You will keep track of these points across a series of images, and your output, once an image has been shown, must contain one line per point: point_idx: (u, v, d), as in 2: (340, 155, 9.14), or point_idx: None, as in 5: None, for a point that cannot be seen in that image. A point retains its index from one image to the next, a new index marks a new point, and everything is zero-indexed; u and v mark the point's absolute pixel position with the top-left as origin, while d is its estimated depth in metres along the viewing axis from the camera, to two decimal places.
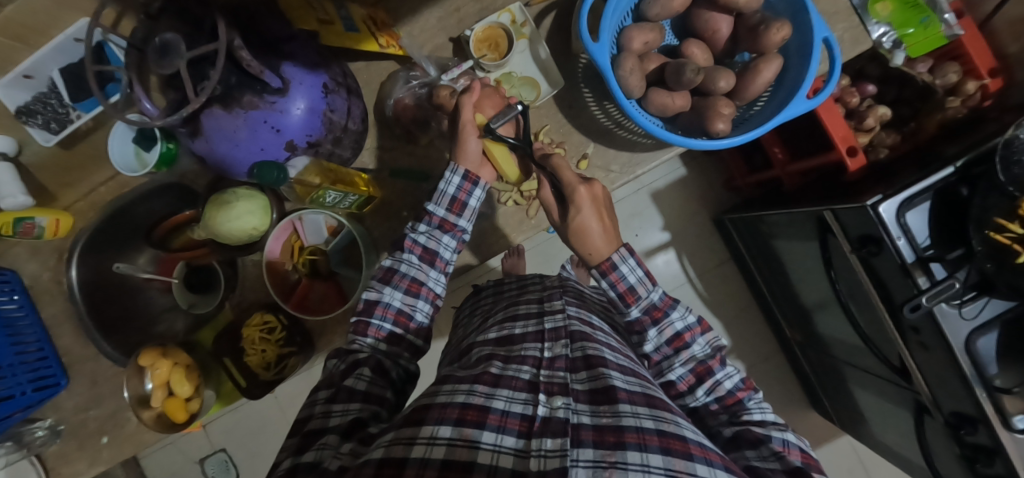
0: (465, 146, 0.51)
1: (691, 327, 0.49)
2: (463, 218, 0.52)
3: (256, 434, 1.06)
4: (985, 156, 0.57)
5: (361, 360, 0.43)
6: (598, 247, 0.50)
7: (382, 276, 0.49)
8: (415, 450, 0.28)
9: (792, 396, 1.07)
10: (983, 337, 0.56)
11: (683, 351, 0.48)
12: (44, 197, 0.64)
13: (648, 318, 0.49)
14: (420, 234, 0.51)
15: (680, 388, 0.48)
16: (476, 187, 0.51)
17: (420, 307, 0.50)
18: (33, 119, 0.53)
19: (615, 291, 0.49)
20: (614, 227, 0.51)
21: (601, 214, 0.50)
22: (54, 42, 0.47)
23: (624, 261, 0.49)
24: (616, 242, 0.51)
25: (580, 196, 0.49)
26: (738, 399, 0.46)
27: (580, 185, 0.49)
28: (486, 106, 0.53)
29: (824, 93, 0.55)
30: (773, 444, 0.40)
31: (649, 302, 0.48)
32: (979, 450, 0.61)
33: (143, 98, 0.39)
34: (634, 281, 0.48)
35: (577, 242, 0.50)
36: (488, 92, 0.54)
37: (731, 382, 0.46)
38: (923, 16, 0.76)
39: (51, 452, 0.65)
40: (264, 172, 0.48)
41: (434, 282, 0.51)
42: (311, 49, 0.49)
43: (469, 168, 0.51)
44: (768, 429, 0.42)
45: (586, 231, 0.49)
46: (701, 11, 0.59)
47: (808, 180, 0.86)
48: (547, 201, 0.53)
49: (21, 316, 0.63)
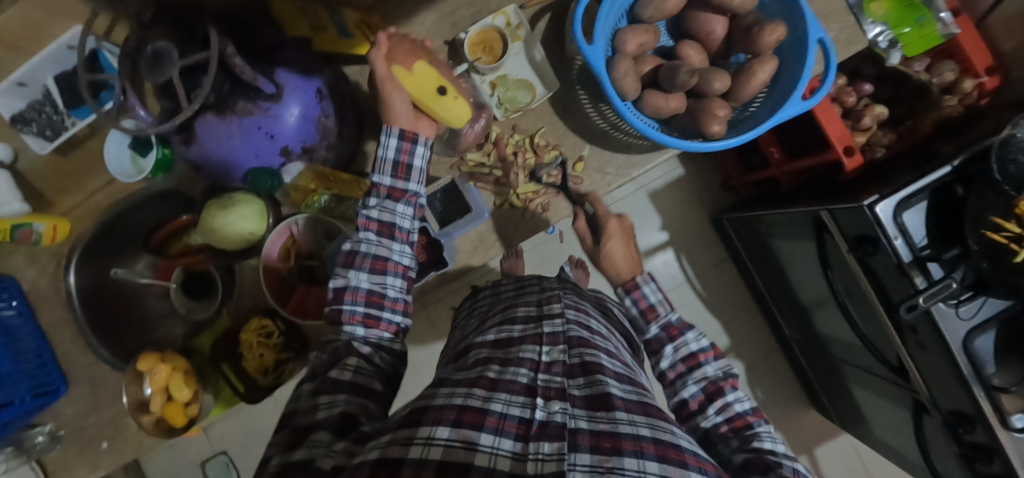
0: (391, 105, 0.50)
1: (704, 350, 0.50)
2: (412, 181, 0.52)
3: (256, 436, 1.06)
4: (982, 155, 0.57)
5: (340, 350, 0.44)
6: (623, 269, 0.59)
7: (344, 261, 0.49)
8: (413, 451, 0.28)
9: (791, 395, 1.07)
10: (981, 336, 0.56)
11: (696, 370, 0.49)
12: (41, 203, 0.65)
13: (665, 335, 0.52)
14: (372, 209, 0.50)
15: (691, 408, 0.48)
16: (416, 146, 0.51)
17: (391, 283, 0.49)
18: (27, 126, 0.53)
19: (637, 308, 0.55)
20: (637, 255, 0.62)
21: (626, 242, 0.62)
22: (48, 50, 0.47)
23: (646, 283, 0.56)
24: (638, 267, 0.60)
25: (612, 227, 0.63)
26: (747, 422, 0.45)
27: (612, 219, 0.63)
28: (399, 56, 0.51)
29: (820, 94, 0.55)
30: (782, 470, 0.38)
31: (667, 320, 0.53)
32: (977, 449, 0.61)
33: (137, 106, 0.39)
34: (654, 301, 0.55)
35: (605, 265, 0.60)
36: (400, 43, 0.52)
37: (741, 406, 0.46)
38: (918, 16, 0.77)
39: (51, 458, 0.65)
40: (258, 179, 0.50)
41: (399, 255, 0.51)
42: (303, 55, 0.49)
43: (402, 126, 0.51)
44: (779, 456, 0.40)
45: (613, 256, 0.60)
46: (695, 13, 0.59)
47: (802, 180, 0.86)
48: (581, 231, 0.65)
49: (19, 323, 0.64)
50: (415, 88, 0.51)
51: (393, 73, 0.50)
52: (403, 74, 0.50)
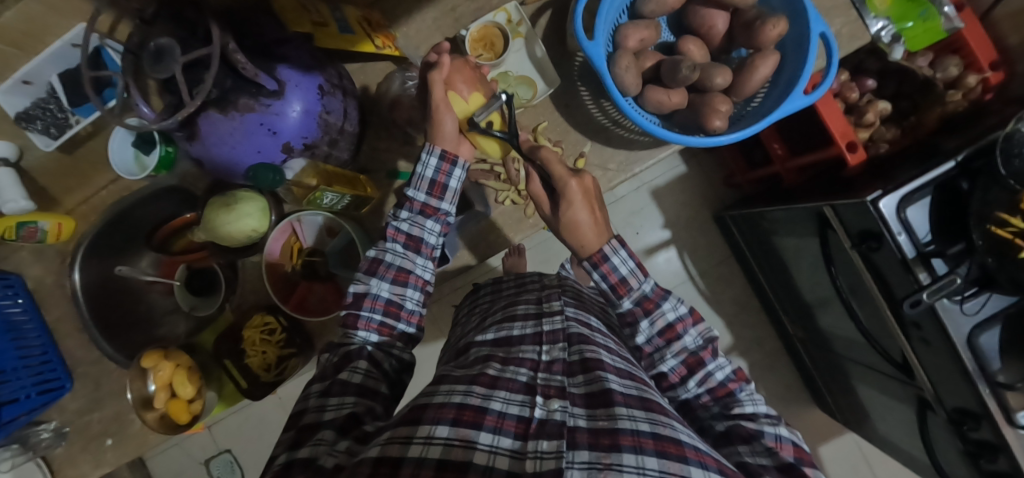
0: (441, 126, 0.49)
1: (683, 318, 0.48)
2: (445, 201, 0.51)
3: (259, 434, 1.07)
4: (986, 150, 0.57)
5: (353, 352, 0.44)
6: (588, 240, 0.51)
7: (367, 267, 0.49)
8: (412, 450, 0.28)
9: (794, 393, 1.07)
10: (985, 332, 0.56)
11: (675, 343, 0.47)
12: (46, 201, 0.65)
13: (640, 309, 0.49)
14: (402, 221, 0.50)
15: (672, 380, 0.47)
16: (455, 167, 0.50)
17: (410, 296, 0.49)
18: (32, 125, 0.53)
19: (607, 283, 0.49)
20: (604, 220, 0.53)
21: (591, 206, 0.52)
22: (50, 48, 0.47)
23: (616, 252, 0.50)
24: (607, 234, 0.52)
25: (572, 191, 0.51)
26: (729, 390, 0.45)
27: (571, 179, 0.50)
28: (458, 82, 0.52)
29: (822, 88, 0.55)
30: (765, 438, 0.40)
31: (641, 293, 0.49)
32: (983, 446, 0.61)
33: (140, 102, 0.39)
34: (626, 273, 0.49)
35: (568, 236, 0.52)
36: (459, 66, 0.53)
37: (722, 374, 0.46)
38: (920, 10, 0.75)
39: (57, 454, 0.65)
40: (259, 174, 0.48)
41: (422, 268, 0.51)
42: (306, 52, 0.50)
43: (445, 147, 0.50)
44: (761, 423, 0.42)
45: (576, 224, 0.51)
46: (696, 8, 0.59)
47: (805, 177, 0.86)
48: (537, 195, 0.53)
49: (25, 319, 0.64)
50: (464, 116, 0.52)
51: (449, 97, 0.50)
52: (458, 100, 0.51)
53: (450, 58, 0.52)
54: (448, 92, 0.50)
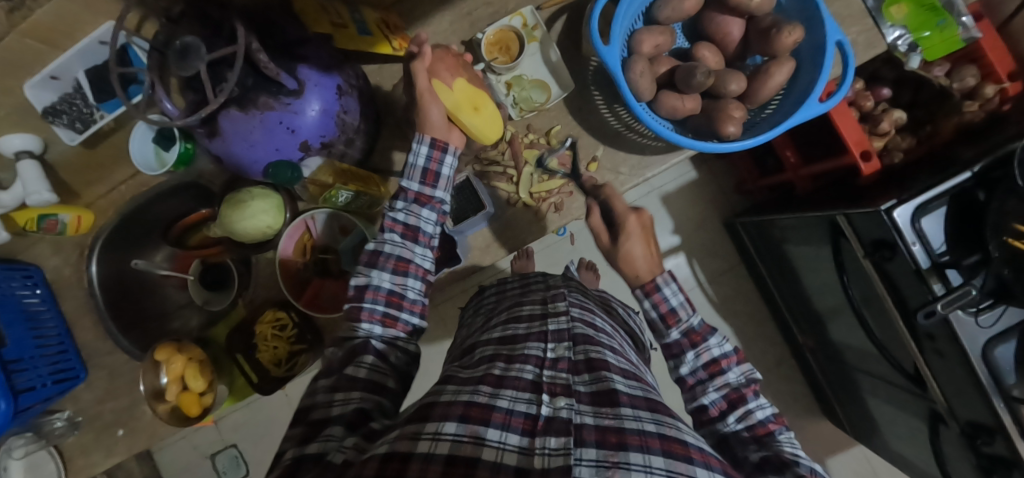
0: (426, 116, 0.49)
1: (727, 355, 0.48)
2: (439, 189, 0.51)
3: (265, 429, 1.08)
4: (1004, 161, 0.56)
5: (358, 347, 0.44)
6: (642, 270, 0.52)
7: (367, 259, 0.49)
8: (421, 446, 0.28)
9: (803, 403, 1.05)
10: (1002, 345, 0.55)
11: (718, 377, 0.47)
12: (67, 194, 0.67)
13: (686, 341, 0.49)
14: (399, 212, 0.50)
15: (711, 413, 0.46)
16: (446, 155, 0.51)
17: (412, 286, 0.49)
18: (58, 119, 0.54)
19: (657, 312, 0.50)
20: (658, 254, 0.54)
21: (648, 240, 0.53)
22: (80, 45, 0.48)
23: (667, 284, 0.51)
24: (658, 267, 0.53)
25: (629, 225, 0.53)
26: (769, 430, 0.43)
27: (631, 214, 0.54)
28: (441, 71, 0.52)
29: (837, 96, 0.55)
30: (799, 468, 0.38)
31: (689, 325, 0.49)
32: (997, 462, 0.60)
33: (164, 99, 0.40)
34: (676, 304, 0.50)
35: (623, 266, 0.53)
36: (442, 56, 0.53)
37: (762, 413, 0.44)
38: (938, 19, 0.74)
39: (69, 444, 0.67)
40: (279, 171, 0.50)
41: (421, 258, 0.51)
42: (326, 52, 0.50)
43: (435, 136, 0.50)
44: (798, 455, 0.40)
45: (632, 257, 0.52)
46: (712, 15, 0.59)
47: (819, 185, 0.85)
48: (595, 227, 0.55)
49: (43, 310, 0.65)
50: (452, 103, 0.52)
51: (433, 87, 0.50)
52: (443, 89, 0.51)
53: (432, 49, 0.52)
54: (432, 81, 0.50)
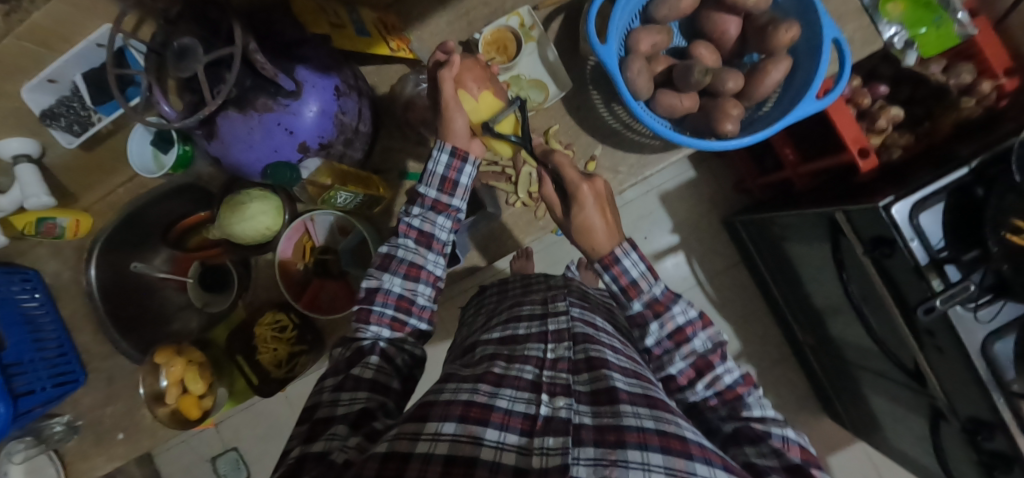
0: (452, 124, 0.49)
1: (692, 321, 0.47)
2: (456, 197, 0.50)
3: (266, 432, 1.07)
4: (1001, 157, 0.56)
5: (366, 348, 0.44)
6: (600, 242, 0.49)
7: (380, 263, 0.48)
8: (419, 446, 0.28)
9: (804, 401, 1.05)
10: (1000, 340, 0.55)
11: (684, 346, 0.46)
12: (66, 198, 0.67)
13: (650, 312, 0.47)
14: (414, 217, 0.49)
15: (680, 382, 0.47)
16: (466, 164, 0.49)
17: (422, 291, 0.49)
18: (55, 122, 0.54)
19: (617, 285, 0.47)
20: (617, 223, 0.50)
21: (603, 209, 0.49)
22: (77, 47, 0.48)
23: (627, 255, 0.48)
24: (618, 236, 0.49)
25: (583, 194, 0.48)
26: (739, 394, 0.45)
27: (582, 183, 0.48)
28: (468, 81, 0.53)
29: (835, 93, 0.55)
30: (772, 439, 0.41)
31: (651, 296, 0.47)
32: (998, 457, 0.60)
33: (161, 101, 0.40)
34: (637, 276, 0.47)
35: (580, 239, 0.50)
36: (469, 65, 0.54)
37: (731, 378, 0.46)
38: (934, 16, 0.75)
39: (69, 448, 0.66)
40: (278, 172, 0.50)
41: (433, 264, 0.50)
42: (324, 53, 0.50)
43: (456, 144, 0.49)
44: (768, 424, 0.43)
45: (589, 228, 0.48)
46: (709, 13, 0.59)
47: (817, 183, 0.85)
48: (549, 196, 0.51)
49: (42, 314, 0.65)
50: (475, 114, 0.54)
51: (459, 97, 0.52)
52: (469, 99, 0.53)
53: (459, 57, 0.52)
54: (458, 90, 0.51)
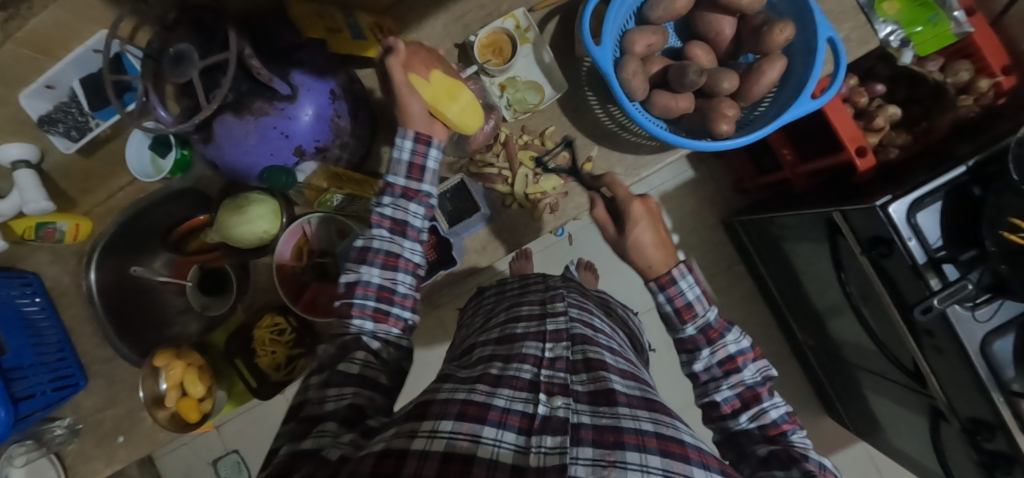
0: (409, 110, 0.48)
1: (744, 352, 0.48)
2: (426, 182, 0.50)
3: (266, 435, 1.08)
4: (999, 156, 0.56)
5: (350, 344, 0.44)
6: (656, 260, 0.51)
7: (356, 256, 0.48)
8: (417, 443, 0.28)
9: (805, 401, 1.05)
10: (1000, 340, 0.55)
11: (733, 375, 0.47)
12: (65, 202, 0.67)
13: (702, 337, 0.48)
14: (386, 207, 0.49)
15: (723, 411, 0.47)
16: (431, 147, 0.50)
17: (402, 280, 0.49)
18: (54, 127, 0.54)
19: (672, 306, 0.49)
20: (669, 241, 0.53)
21: (657, 228, 0.52)
22: (74, 53, 0.48)
23: (684, 276, 0.49)
24: (674, 258, 0.52)
25: (635, 211, 0.52)
26: (782, 430, 0.44)
27: (635, 201, 0.52)
28: (417, 64, 0.49)
29: (830, 92, 0.55)
30: (806, 463, 0.39)
31: (706, 321, 0.48)
32: (998, 457, 0.60)
33: (158, 106, 0.40)
34: (692, 298, 0.49)
35: (634, 256, 0.52)
36: (415, 50, 0.50)
37: (776, 413, 0.45)
38: (930, 15, 0.75)
39: (69, 451, 0.67)
40: (273, 177, 0.50)
41: (410, 253, 0.49)
42: (320, 57, 0.50)
43: (417, 129, 0.49)
44: (807, 450, 0.42)
45: (641, 245, 0.51)
46: (704, 13, 0.59)
47: (815, 183, 0.85)
48: (601, 219, 0.55)
49: (42, 318, 0.66)
50: (432, 98, 0.49)
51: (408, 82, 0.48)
52: (421, 83, 0.48)
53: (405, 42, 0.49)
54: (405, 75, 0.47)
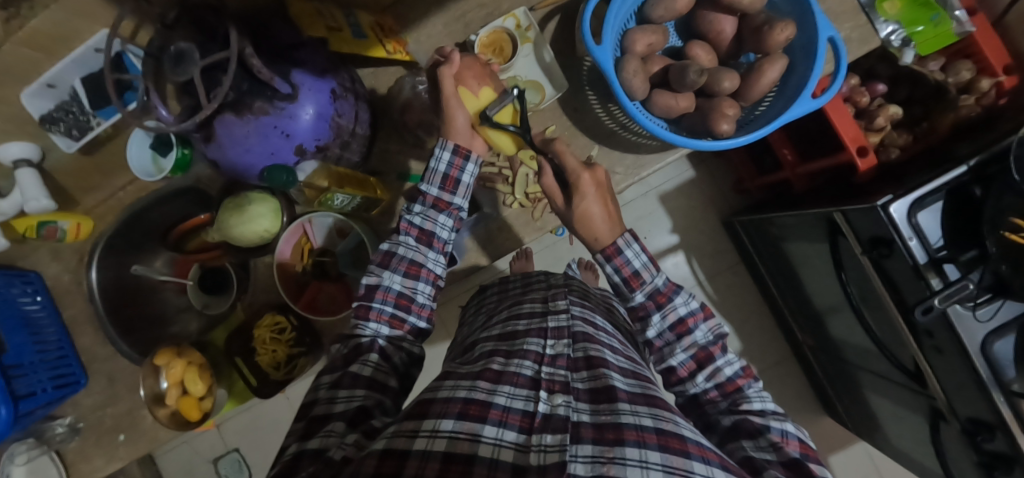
0: (453, 121, 0.49)
1: (694, 313, 0.48)
2: (458, 195, 0.51)
3: (266, 433, 1.08)
4: (1000, 155, 0.56)
5: (363, 345, 0.44)
6: (601, 232, 0.50)
7: (380, 260, 0.48)
8: (418, 442, 0.28)
9: (805, 401, 1.05)
10: (1000, 340, 0.55)
11: (685, 337, 0.47)
12: (66, 201, 0.67)
13: (652, 303, 0.49)
14: (416, 215, 0.50)
15: (681, 374, 0.48)
16: (468, 162, 0.50)
17: (422, 289, 0.49)
18: (55, 126, 0.54)
19: (620, 277, 0.49)
20: (617, 214, 0.52)
21: (603, 200, 0.51)
22: (75, 52, 0.48)
23: (629, 246, 0.49)
24: (620, 228, 0.51)
25: (583, 183, 0.50)
26: (737, 386, 0.45)
27: (583, 171, 0.51)
28: (468, 77, 0.52)
29: (831, 93, 0.55)
30: (771, 434, 0.40)
31: (654, 287, 0.48)
32: (998, 457, 0.60)
33: (159, 105, 0.40)
34: (639, 267, 0.49)
35: (581, 229, 0.51)
36: (469, 63, 0.53)
37: (730, 369, 0.46)
38: (932, 15, 0.74)
39: (70, 449, 0.67)
40: (274, 175, 0.50)
41: (433, 263, 0.50)
42: (320, 56, 0.51)
43: (458, 142, 0.50)
44: (767, 417, 0.42)
45: (590, 216, 0.50)
46: (704, 13, 0.59)
47: (817, 183, 0.85)
48: (550, 190, 0.52)
49: (43, 316, 0.66)
50: (475, 111, 0.53)
51: (460, 94, 0.51)
52: (469, 96, 0.52)
53: (460, 56, 0.52)
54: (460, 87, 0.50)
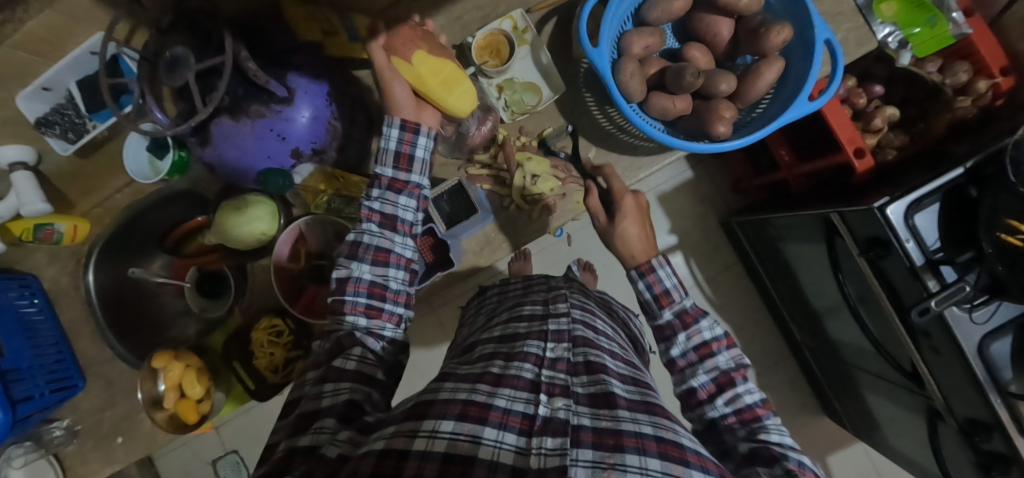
0: (392, 95, 0.48)
1: (719, 338, 0.48)
2: (415, 173, 0.50)
3: (265, 435, 1.08)
4: (996, 157, 0.56)
5: (344, 340, 0.44)
6: (638, 252, 0.54)
7: (349, 251, 0.48)
8: (417, 443, 0.28)
9: (803, 401, 1.05)
10: (997, 341, 0.55)
11: (708, 360, 0.47)
12: (63, 204, 0.67)
13: (678, 322, 0.49)
14: (375, 200, 0.49)
15: (700, 397, 0.46)
16: (419, 136, 0.49)
17: (394, 275, 0.48)
18: (51, 130, 0.54)
19: (651, 293, 0.51)
20: (652, 238, 0.56)
21: (642, 223, 0.56)
22: (70, 56, 0.48)
23: (662, 266, 0.51)
24: (654, 251, 0.54)
25: (626, 205, 0.57)
26: (756, 414, 0.43)
27: (627, 196, 0.58)
28: (399, 45, 0.49)
29: (827, 94, 0.55)
30: (787, 462, 0.38)
31: (683, 307, 0.49)
32: (995, 458, 0.60)
33: (154, 109, 0.40)
34: (670, 286, 0.50)
35: (619, 246, 0.55)
36: (399, 31, 0.50)
37: (751, 398, 0.44)
38: (928, 16, 0.74)
39: (68, 452, 0.67)
40: (270, 179, 0.51)
41: (401, 247, 0.49)
42: (315, 59, 0.51)
43: (403, 116, 0.49)
44: (786, 448, 0.40)
45: (627, 237, 0.55)
46: (701, 15, 0.59)
47: (813, 183, 0.85)
48: (594, 208, 0.57)
49: (40, 319, 0.66)
50: (415, 78, 0.50)
51: (393, 64, 0.49)
52: (403, 65, 0.49)
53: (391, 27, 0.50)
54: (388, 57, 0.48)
